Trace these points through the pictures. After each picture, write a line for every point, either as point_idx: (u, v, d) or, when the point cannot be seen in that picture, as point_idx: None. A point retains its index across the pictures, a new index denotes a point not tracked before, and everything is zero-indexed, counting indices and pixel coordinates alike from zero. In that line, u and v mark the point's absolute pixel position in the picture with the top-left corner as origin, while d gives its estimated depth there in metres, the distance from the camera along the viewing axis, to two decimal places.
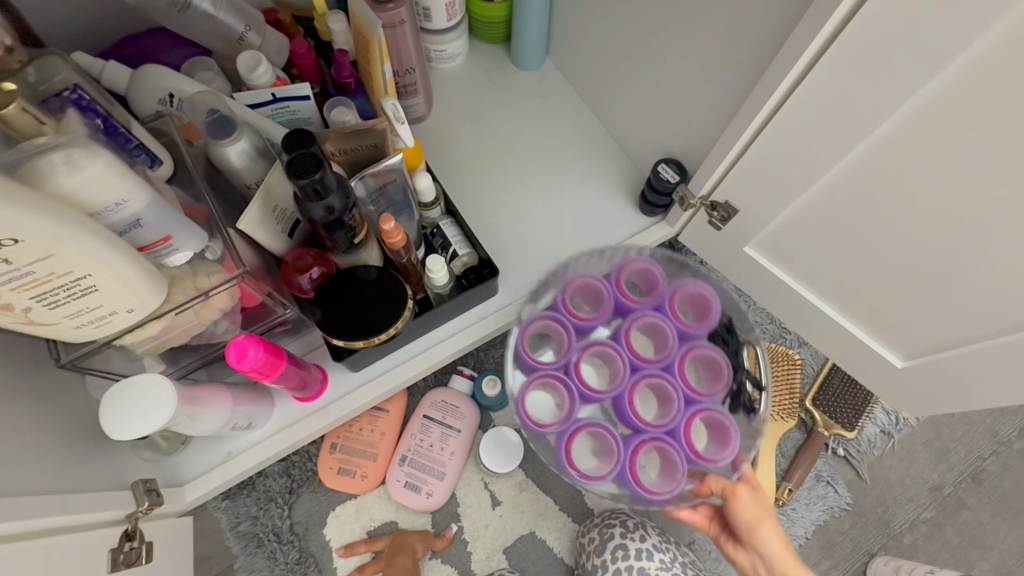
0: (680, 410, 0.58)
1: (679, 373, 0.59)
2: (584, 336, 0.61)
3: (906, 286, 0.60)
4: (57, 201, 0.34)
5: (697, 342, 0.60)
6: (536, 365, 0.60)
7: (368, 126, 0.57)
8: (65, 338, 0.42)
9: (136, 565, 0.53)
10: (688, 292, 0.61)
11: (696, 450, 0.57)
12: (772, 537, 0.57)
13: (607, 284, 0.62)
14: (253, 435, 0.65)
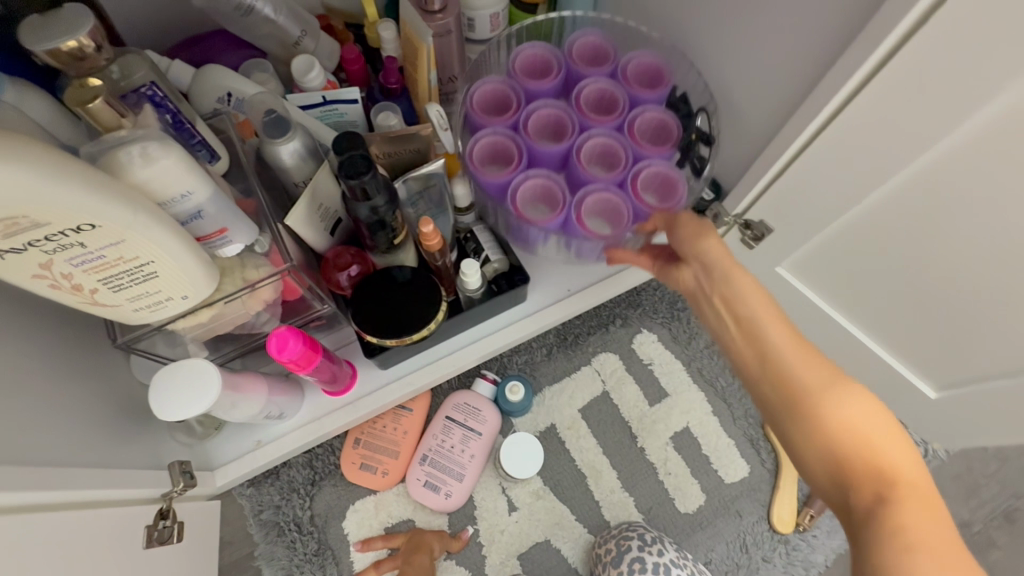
0: (625, 163, 0.67)
1: (629, 139, 0.67)
2: (534, 101, 0.69)
3: (943, 315, 0.60)
4: (132, 190, 0.37)
5: (646, 107, 0.67)
6: (484, 122, 0.68)
7: (413, 131, 0.59)
8: (122, 320, 0.44)
9: (168, 543, 0.55)
10: (645, 120, 0.67)
11: (640, 196, 0.66)
12: (773, 336, 0.45)
13: (557, 55, 0.70)
14: (283, 426, 0.67)
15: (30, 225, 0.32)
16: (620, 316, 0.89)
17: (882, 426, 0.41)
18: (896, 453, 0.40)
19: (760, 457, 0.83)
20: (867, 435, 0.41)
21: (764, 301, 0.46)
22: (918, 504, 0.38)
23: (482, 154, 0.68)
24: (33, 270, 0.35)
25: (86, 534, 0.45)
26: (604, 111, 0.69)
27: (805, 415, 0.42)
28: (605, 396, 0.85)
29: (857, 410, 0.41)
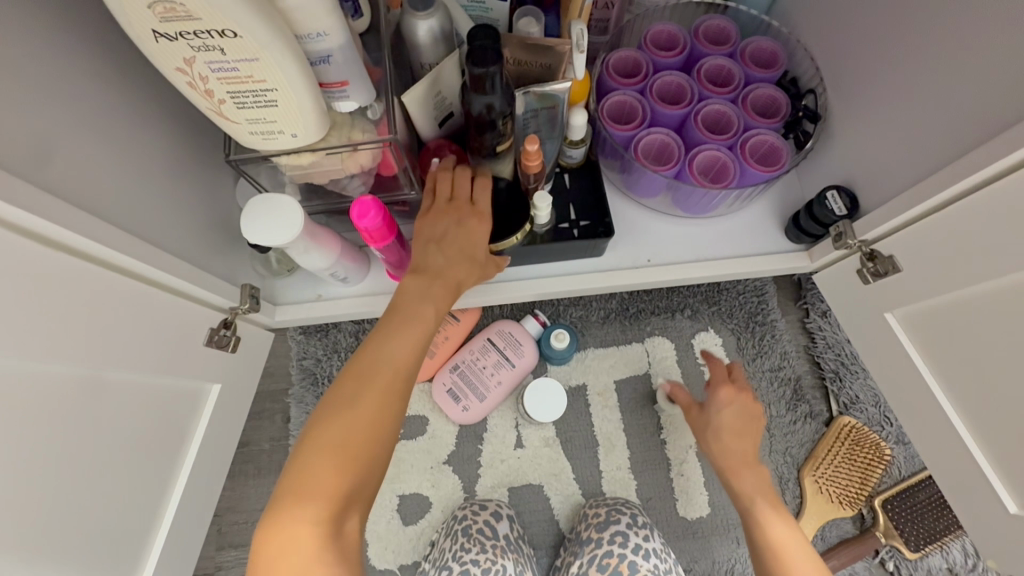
0: (736, 129, 0.69)
1: (742, 109, 0.70)
2: (661, 70, 0.72)
3: None
4: (277, 10, 0.38)
5: (760, 83, 0.70)
6: (616, 83, 0.71)
7: (550, 44, 0.56)
8: (238, 139, 0.48)
9: (224, 349, 0.63)
10: (758, 97, 0.70)
11: (749, 159, 0.67)
12: (774, 527, 0.60)
13: (684, 33, 0.73)
14: (344, 290, 0.71)
15: (184, 16, 0.34)
16: (691, 306, 0.86)
17: (796, 541, 0.59)
18: (790, 543, 0.59)
19: (783, 495, 0.78)
20: (779, 543, 0.59)
21: (771, 495, 0.64)
22: None
23: (609, 112, 0.71)
24: (177, 61, 0.39)
25: (140, 310, 0.50)
26: (722, 83, 0.72)
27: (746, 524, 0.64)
28: (646, 378, 0.83)
29: (783, 526, 0.60)
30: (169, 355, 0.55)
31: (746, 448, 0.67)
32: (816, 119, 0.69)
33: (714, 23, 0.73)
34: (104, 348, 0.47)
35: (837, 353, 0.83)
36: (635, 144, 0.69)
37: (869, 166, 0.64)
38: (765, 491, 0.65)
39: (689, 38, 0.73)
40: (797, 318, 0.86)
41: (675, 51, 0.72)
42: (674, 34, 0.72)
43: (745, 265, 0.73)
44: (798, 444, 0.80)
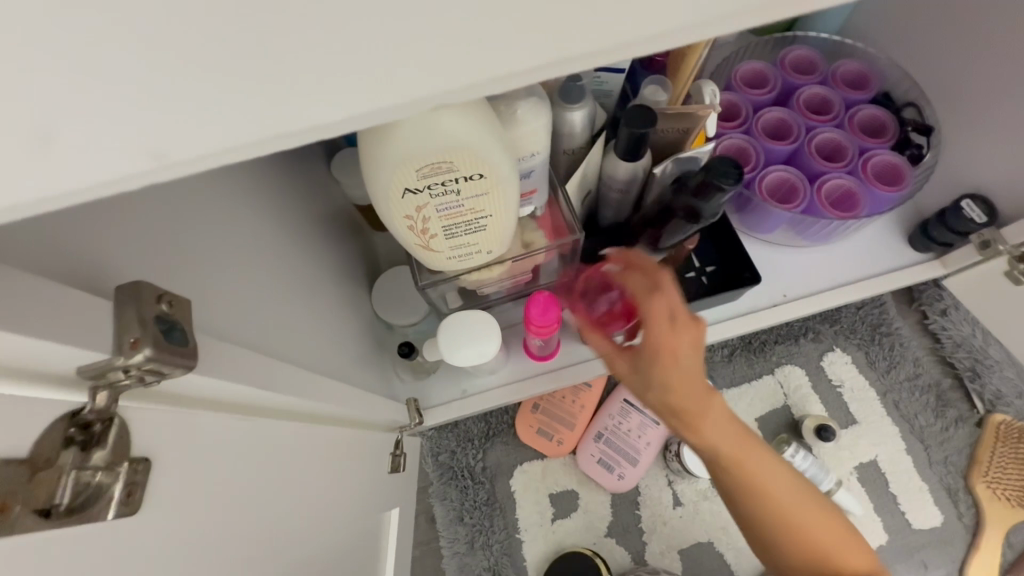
0: (850, 154, 0.70)
1: (850, 133, 0.70)
2: (759, 109, 0.73)
3: None
4: (507, 142, 0.37)
5: (859, 106, 0.71)
6: (722, 129, 0.71)
7: (690, 111, 0.56)
8: (431, 266, 0.46)
9: (396, 471, 0.60)
10: (861, 120, 0.71)
11: (873, 181, 0.68)
12: (750, 467, 0.48)
13: (772, 69, 0.74)
14: (488, 381, 0.69)
15: (445, 170, 0.33)
16: (813, 329, 0.84)
17: (794, 494, 0.50)
18: (774, 483, 0.49)
19: (957, 511, 0.76)
20: (782, 505, 0.49)
21: (738, 437, 0.47)
22: None
23: (721, 158, 0.71)
24: (410, 211, 0.37)
25: (351, 454, 0.48)
26: (822, 111, 0.73)
27: (743, 481, 0.49)
28: (786, 410, 0.82)
29: (774, 484, 0.49)
30: (361, 494, 0.52)
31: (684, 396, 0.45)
32: (925, 131, 0.69)
33: (798, 54, 0.74)
34: (329, 509, 0.44)
35: (968, 349, 0.81)
36: (755, 186, 0.69)
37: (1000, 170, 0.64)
38: (733, 430, 0.47)
39: (777, 73, 0.74)
40: (916, 320, 0.85)
41: (767, 88, 0.73)
42: (764, 72, 0.73)
43: (880, 284, 0.72)
44: (956, 450, 0.79)
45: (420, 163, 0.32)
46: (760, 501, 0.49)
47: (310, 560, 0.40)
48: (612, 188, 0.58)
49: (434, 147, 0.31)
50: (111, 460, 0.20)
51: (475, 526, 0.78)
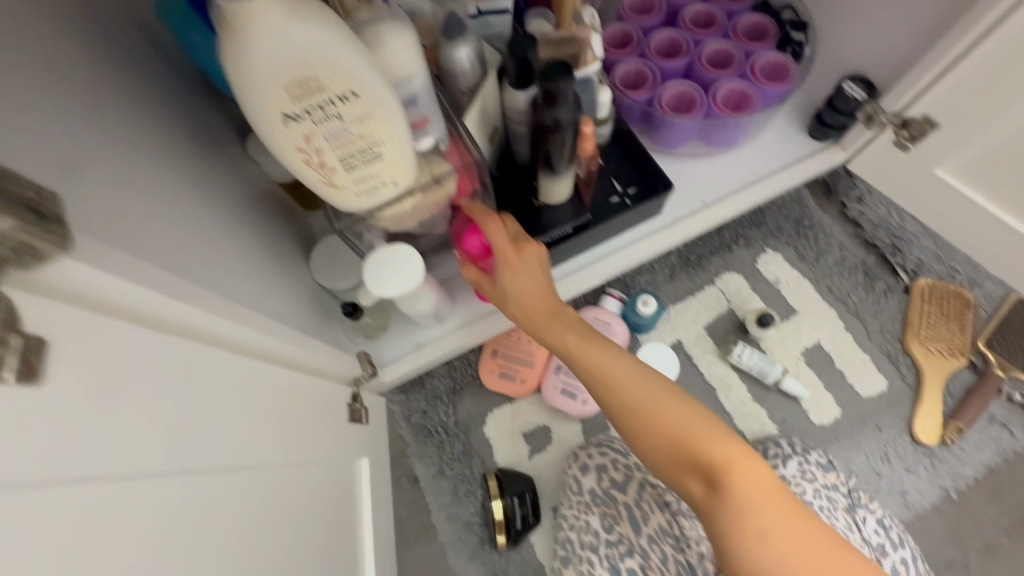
0: (737, 60, 0.74)
1: (735, 40, 0.74)
2: (649, 33, 0.77)
3: None
4: (379, 63, 0.40)
5: (740, 15, 0.76)
6: (617, 57, 0.75)
7: (573, 35, 0.59)
8: (342, 206, 0.49)
9: (359, 422, 0.64)
10: (744, 27, 0.76)
11: (762, 80, 0.72)
12: (591, 355, 0.52)
13: None
14: (439, 330, 0.71)
15: (315, 89, 0.36)
16: (743, 236, 0.89)
17: (640, 381, 0.51)
18: (618, 371, 0.51)
19: (898, 374, 0.81)
20: (624, 391, 0.51)
21: (579, 330, 0.54)
22: (746, 481, 0.45)
23: (621, 84, 0.75)
24: (299, 141, 0.40)
25: (297, 397, 0.50)
26: (708, 26, 0.77)
27: (585, 368, 0.53)
28: (731, 313, 0.86)
29: (616, 371, 0.51)
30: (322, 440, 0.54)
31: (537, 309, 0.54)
32: (801, 27, 0.74)
33: None
34: (284, 447, 0.46)
35: (887, 228, 0.87)
36: (656, 104, 0.73)
37: (871, 48, 0.69)
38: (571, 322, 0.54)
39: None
40: (837, 212, 0.90)
41: (654, 12, 0.77)
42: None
43: (789, 176, 0.76)
44: (890, 320, 0.84)
45: (288, 81, 0.34)
46: (605, 388, 0.52)
47: (268, 487, 0.43)
48: (517, 121, 0.61)
49: (297, 63, 0.34)
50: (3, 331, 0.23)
51: (457, 477, 0.80)
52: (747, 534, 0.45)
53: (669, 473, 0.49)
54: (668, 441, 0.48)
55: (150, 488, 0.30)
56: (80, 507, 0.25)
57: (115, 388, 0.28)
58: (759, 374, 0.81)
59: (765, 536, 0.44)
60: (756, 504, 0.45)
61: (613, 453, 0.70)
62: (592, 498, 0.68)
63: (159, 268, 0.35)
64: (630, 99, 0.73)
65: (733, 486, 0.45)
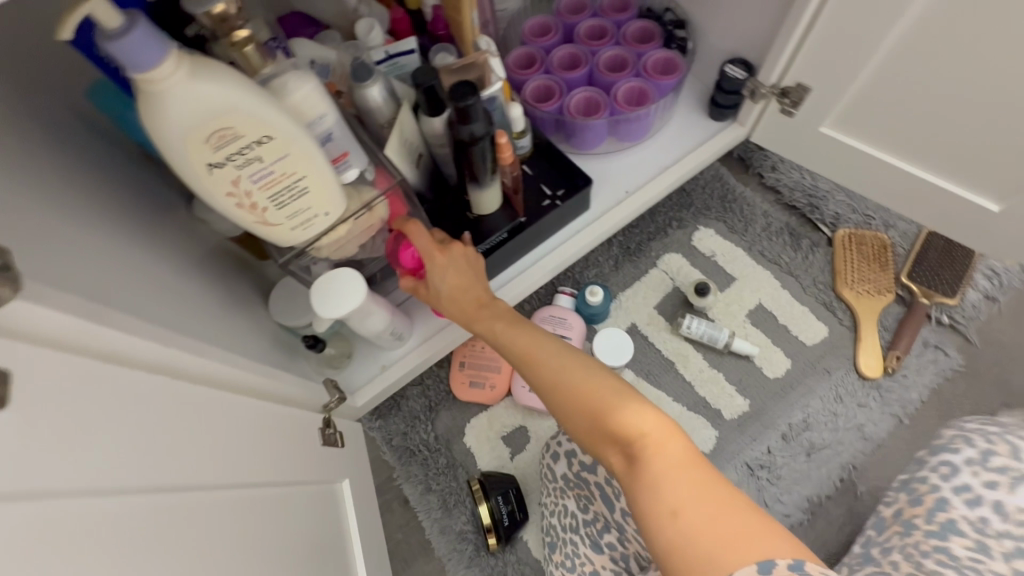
0: (631, 62, 0.82)
1: (627, 46, 0.83)
2: (551, 51, 0.84)
3: (979, 125, 0.63)
4: (288, 108, 0.45)
5: (627, 24, 0.84)
6: (525, 76, 0.82)
7: (471, 60, 0.65)
8: (282, 240, 0.53)
9: (334, 446, 0.67)
10: (633, 34, 0.84)
11: (656, 76, 0.80)
12: (522, 343, 0.59)
13: (551, 17, 0.86)
14: (401, 349, 0.75)
15: (231, 137, 0.41)
16: (676, 218, 0.96)
17: (565, 361, 0.56)
18: (545, 354, 0.57)
19: (836, 318, 0.87)
20: (551, 370, 0.56)
21: (511, 323, 0.61)
22: (654, 447, 0.47)
23: (533, 100, 0.82)
24: (227, 186, 0.45)
25: (258, 418, 0.54)
26: (601, 37, 0.85)
27: (519, 354, 0.59)
28: (677, 290, 0.91)
29: (544, 353, 0.57)
30: (294, 466, 0.57)
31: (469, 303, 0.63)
32: (681, 26, 0.83)
33: None
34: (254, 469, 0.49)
35: (803, 190, 0.94)
36: (567, 111, 0.80)
37: (740, 34, 0.78)
38: (504, 316, 0.62)
39: (557, 18, 0.86)
40: (756, 182, 0.97)
41: (551, 32, 0.85)
42: (545, 22, 0.85)
43: (699, 155, 0.84)
44: (820, 272, 0.90)
45: (205, 134, 0.39)
46: (535, 371, 0.57)
47: (233, 510, 0.45)
48: (437, 145, 0.67)
49: (210, 117, 0.39)
50: None
51: (444, 490, 0.83)
52: (653, 504, 0.45)
53: (594, 446, 0.52)
54: (589, 414, 0.52)
55: (102, 504, 0.33)
56: (38, 520, 0.29)
57: (63, 418, 0.32)
58: (711, 341, 0.86)
59: (673, 511, 0.44)
60: (662, 470, 0.46)
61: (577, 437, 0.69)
62: (567, 482, 0.68)
63: (110, 311, 0.39)
64: (543, 111, 0.81)
65: (642, 452, 0.47)
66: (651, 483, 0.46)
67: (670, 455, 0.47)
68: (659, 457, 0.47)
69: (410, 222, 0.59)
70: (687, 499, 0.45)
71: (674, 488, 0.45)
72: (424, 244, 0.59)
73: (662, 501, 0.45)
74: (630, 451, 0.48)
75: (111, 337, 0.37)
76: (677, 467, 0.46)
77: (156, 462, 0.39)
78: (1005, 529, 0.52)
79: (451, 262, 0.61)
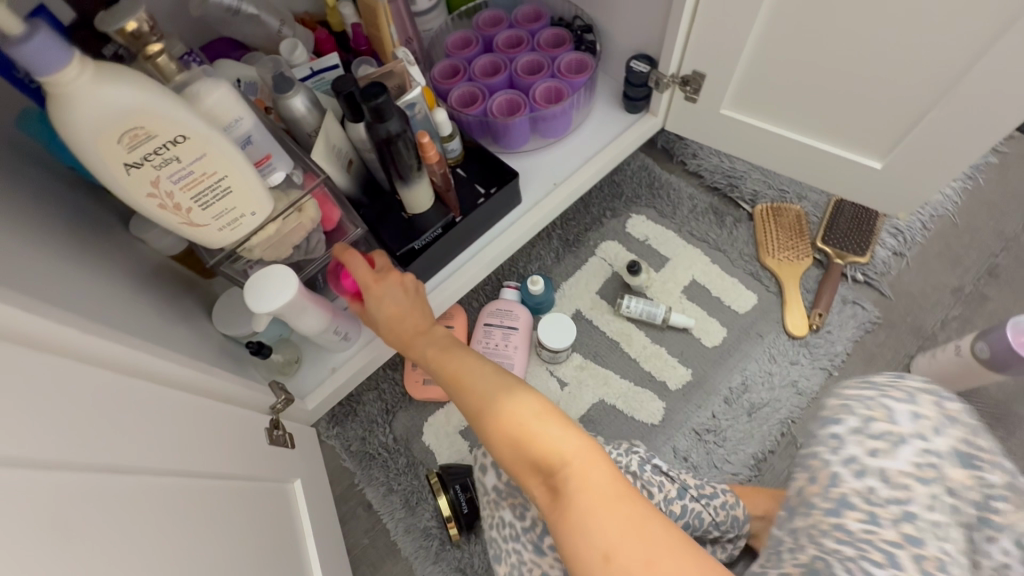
0: (547, 65, 0.88)
1: (541, 51, 0.89)
2: (473, 61, 0.90)
3: (848, 89, 0.71)
4: (202, 112, 0.49)
5: (540, 32, 0.91)
6: (450, 85, 0.88)
7: (388, 69, 0.71)
8: (212, 242, 0.56)
9: (285, 447, 0.68)
10: (547, 40, 0.91)
11: (569, 76, 0.87)
12: (452, 366, 0.59)
13: (470, 31, 0.93)
14: (350, 351, 0.77)
15: (145, 138, 0.44)
16: (609, 208, 1.01)
17: (493, 385, 0.55)
18: (473, 377, 0.57)
19: (763, 286, 0.93)
20: (478, 392, 0.55)
21: (444, 349, 0.61)
22: (579, 476, 0.46)
23: (459, 106, 0.87)
24: (147, 187, 0.47)
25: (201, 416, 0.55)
26: (518, 45, 0.91)
27: (448, 377, 0.59)
28: (615, 274, 0.96)
29: (473, 375, 0.57)
30: (241, 462, 0.58)
31: (407, 330, 0.65)
32: (589, 30, 0.90)
33: (485, 14, 0.93)
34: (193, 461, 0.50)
35: (722, 172, 1.01)
36: (491, 114, 0.86)
37: (639, 32, 0.85)
38: (437, 342, 0.63)
39: (476, 32, 0.92)
40: (681, 170, 1.04)
41: (472, 44, 0.91)
42: (465, 35, 0.92)
43: (618, 145, 0.90)
44: (745, 245, 0.97)
45: (117, 134, 0.42)
46: (464, 395, 0.57)
47: (181, 495, 0.46)
48: (365, 149, 0.70)
49: (121, 118, 0.42)
50: None
51: (406, 490, 0.83)
52: (581, 542, 0.45)
53: (521, 475, 0.51)
54: (513, 445, 0.50)
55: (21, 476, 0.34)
56: None
57: None
58: (650, 317, 0.90)
59: (602, 551, 0.44)
60: (586, 507, 0.45)
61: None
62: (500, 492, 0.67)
63: (34, 305, 0.41)
64: (469, 115, 0.86)
65: (567, 483, 0.46)
66: (570, 508, 0.46)
67: (593, 487, 0.46)
68: (582, 490, 0.46)
69: (346, 251, 0.62)
70: (612, 536, 0.44)
71: (599, 525, 0.44)
72: (360, 275, 0.62)
73: (593, 539, 0.44)
74: (556, 482, 0.47)
75: (38, 326, 0.39)
76: (603, 503, 0.45)
77: (94, 443, 0.40)
78: (892, 494, 0.44)
79: (387, 291, 0.64)
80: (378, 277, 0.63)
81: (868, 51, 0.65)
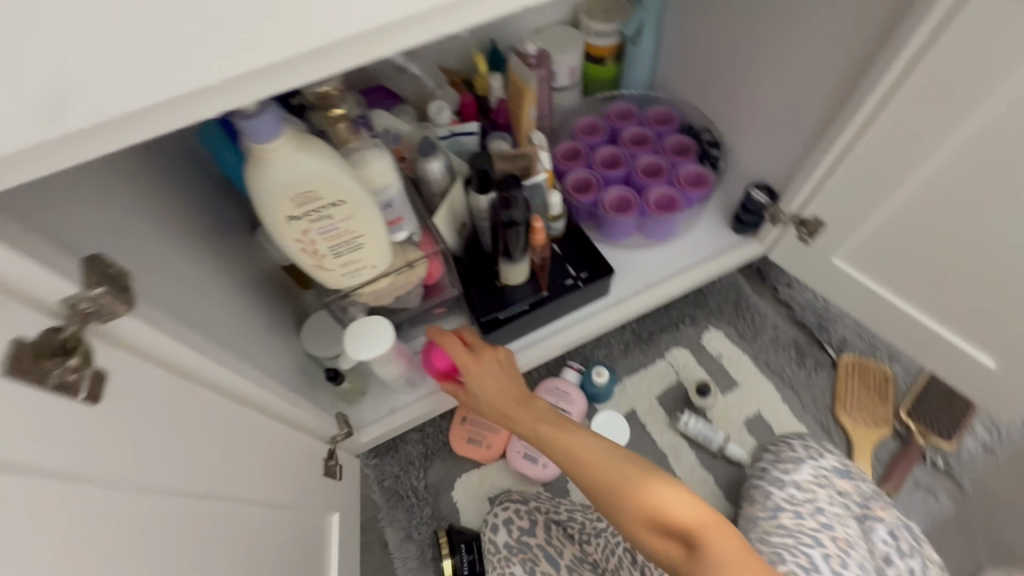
0: (666, 171, 0.90)
1: (664, 156, 0.91)
2: (596, 148, 0.94)
3: (978, 285, 0.68)
4: (361, 179, 0.53)
5: (668, 136, 0.93)
6: (569, 167, 0.91)
7: (522, 152, 0.74)
8: (331, 284, 0.60)
9: (333, 477, 0.71)
10: (672, 146, 0.93)
11: (686, 187, 0.88)
12: (559, 436, 0.60)
13: (600, 119, 0.96)
14: (411, 396, 0.80)
15: (313, 198, 0.49)
16: (689, 314, 1.00)
17: (602, 453, 0.57)
18: (581, 447, 0.58)
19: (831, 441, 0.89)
20: (589, 464, 0.56)
21: (548, 417, 0.63)
22: (714, 533, 0.48)
23: (572, 189, 0.91)
24: (299, 235, 0.52)
25: (275, 440, 0.59)
26: (643, 143, 0.94)
27: (556, 446, 0.60)
28: (679, 384, 0.95)
29: (579, 445, 0.58)
30: (297, 489, 0.61)
31: (508, 404, 0.65)
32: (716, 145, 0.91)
33: (618, 105, 0.96)
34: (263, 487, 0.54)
35: (814, 309, 0.98)
36: (602, 205, 0.88)
37: (766, 163, 0.85)
38: (539, 411, 0.64)
39: (606, 121, 0.95)
40: (772, 294, 1.01)
41: (599, 132, 0.94)
42: (595, 122, 0.95)
43: (716, 263, 0.90)
44: (821, 392, 0.93)
45: (294, 194, 0.47)
46: (577, 465, 0.58)
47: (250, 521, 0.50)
48: (480, 219, 0.74)
49: (300, 181, 0.47)
50: (80, 363, 0.33)
51: (424, 540, 0.85)
52: None
53: (651, 540, 0.51)
54: (641, 510, 0.51)
55: (141, 497, 0.38)
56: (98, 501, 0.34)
57: (130, 416, 0.37)
58: (705, 441, 0.88)
59: None
60: (727, 562, 0.46)
61: (513, 506, 0.77)
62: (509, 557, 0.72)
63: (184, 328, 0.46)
64: (580, 201, 0.89)
65: (703, 540, 0.48)
66: None
67: (727, 543, 0.47)
68: (721, 544, 0.47)
69: (443, 335, 0.66)
70: None
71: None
72: (458, 356, 0.65)
73: None
74: (690, 542, 0.49)
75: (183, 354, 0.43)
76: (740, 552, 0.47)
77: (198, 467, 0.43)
78: None
79: (486, 368, 0.66)
80: (475, 356, 0.66)
81: (1012, 259, 0.63)
